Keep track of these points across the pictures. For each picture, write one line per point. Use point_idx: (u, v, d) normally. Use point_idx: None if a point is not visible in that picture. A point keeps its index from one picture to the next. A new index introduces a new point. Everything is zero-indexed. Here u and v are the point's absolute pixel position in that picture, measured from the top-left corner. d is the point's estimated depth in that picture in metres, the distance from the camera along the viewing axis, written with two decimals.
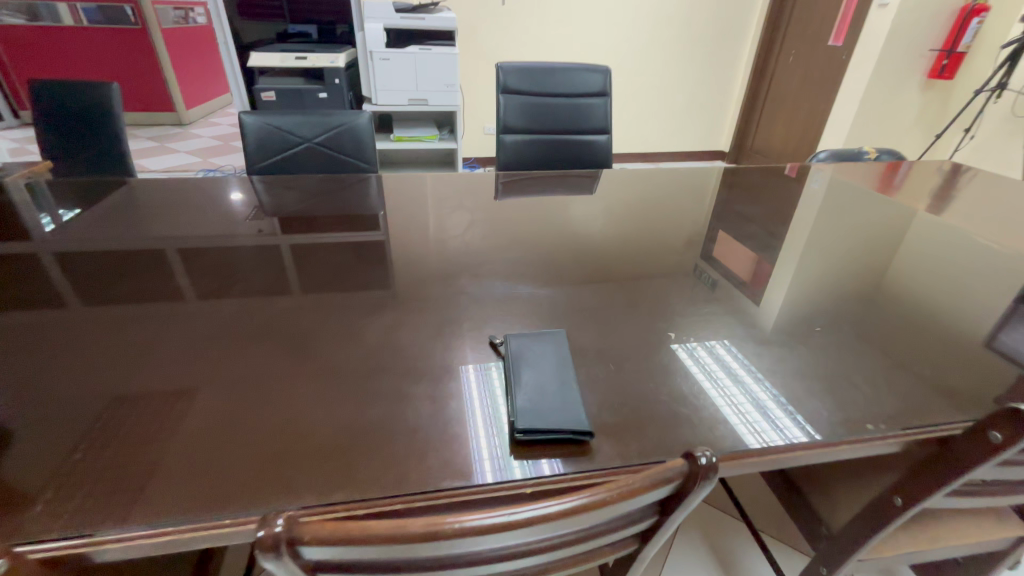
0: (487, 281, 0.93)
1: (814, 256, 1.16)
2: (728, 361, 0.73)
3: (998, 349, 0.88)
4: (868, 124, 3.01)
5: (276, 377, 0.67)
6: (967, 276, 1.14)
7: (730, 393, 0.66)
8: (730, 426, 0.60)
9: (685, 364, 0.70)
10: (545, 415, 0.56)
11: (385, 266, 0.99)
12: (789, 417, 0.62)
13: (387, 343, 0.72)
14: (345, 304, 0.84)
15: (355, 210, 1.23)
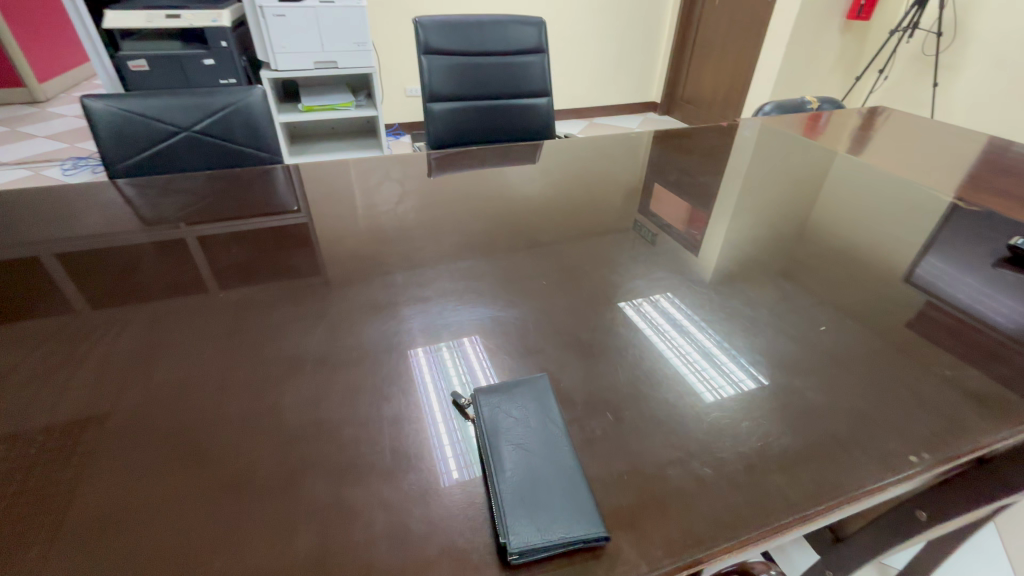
0: (442, 290, 0.75)
1: (788, 211, 1.05)
2: (672, 312, 0.72)
3: (916, 282, 0.83)
4: (794, 68, 3.02)
5: (142, 519, 0.44)
6: (915, 212, 1.06)
7: (678, 342, 0.65)
8: (684, 378, 0.59)
9: (632, 320, 0.70)
10: (546, 518, 0.42)
11: (307, 281, 0.77)
12: (730, 356, 0.63)
13: (317, 416, 0.54)
14: (253, 352, 0.63)
15: (264, 211, 0.98)
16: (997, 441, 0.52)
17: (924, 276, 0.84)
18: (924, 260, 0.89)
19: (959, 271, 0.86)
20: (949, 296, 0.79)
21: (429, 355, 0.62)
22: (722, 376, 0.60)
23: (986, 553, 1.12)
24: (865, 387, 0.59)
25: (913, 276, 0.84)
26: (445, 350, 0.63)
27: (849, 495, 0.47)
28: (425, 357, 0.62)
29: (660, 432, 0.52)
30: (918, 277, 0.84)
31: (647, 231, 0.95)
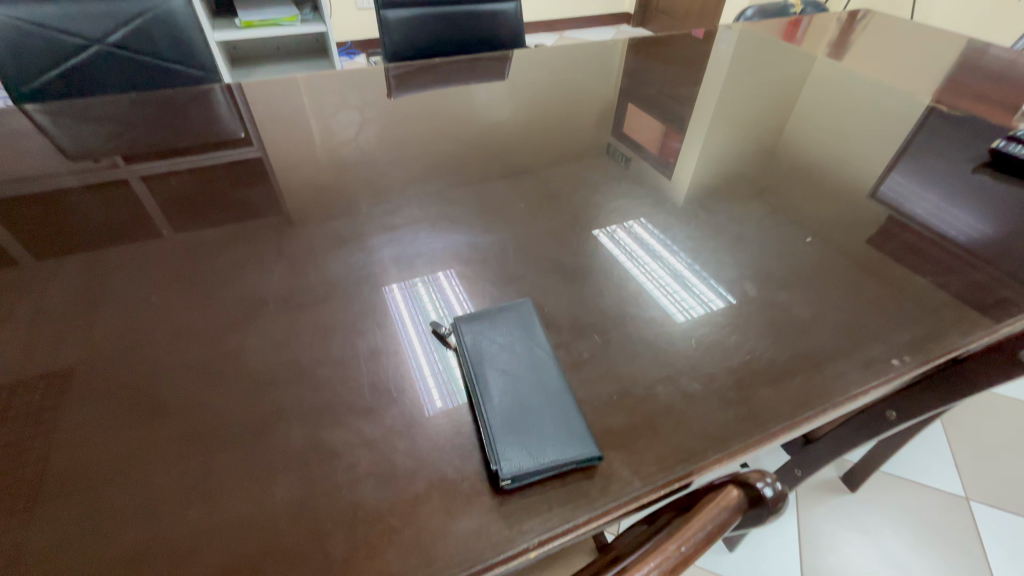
0: (414, 218, 0.69)
1: (771, 122, 1.01)
2: (646, 238, 0.68)
3: (881, 197, 0.80)
4: None
5: (102, 480, 0.41)
6: (893, 117, 1.03)
7: (650, 267, 0.63)
8: (655, 300, 0.57)
9: (605, 246, 0.66)
10: (537, 444, 0.40)
11: (263, 216, 0.70)
12: (700, 276, 0.61)
13: (288, 357, 0.50)
14: (210, 294, 0.57)
15: (206, 137, 0.87)
16: (973, 341, 0.54)
17: (889, 191, 0.82)
18: (890, 171, 0.87)
19: (922, 181, 0.84)
20: (910, 211, 0.77)
21: (405, 291, 0.57)
22: (695, 296, 0.58)
23: (932, 443, 1.22)
24: (849, 298, 0.59)
25: (878, 191, 0.82)
26: (421, 285, 0.58)
27: (833, 403, 0.47)
28: (402, 291, 0.57)
29: (647, 352, 0.51)
30: (883, 192, 0.82)
31: (620, 156, 0.88)
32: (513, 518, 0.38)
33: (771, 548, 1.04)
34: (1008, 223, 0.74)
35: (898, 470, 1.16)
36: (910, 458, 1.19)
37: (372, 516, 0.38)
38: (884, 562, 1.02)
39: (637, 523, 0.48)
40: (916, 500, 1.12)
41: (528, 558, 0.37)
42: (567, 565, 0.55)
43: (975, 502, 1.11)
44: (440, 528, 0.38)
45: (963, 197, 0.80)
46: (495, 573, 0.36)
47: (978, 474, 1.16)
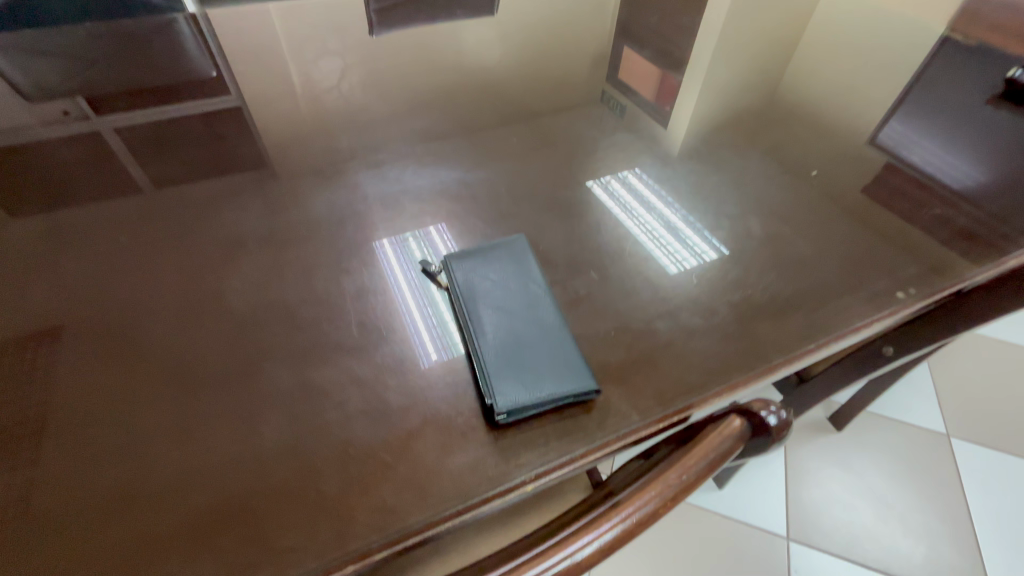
0: (400, 154, 0.65)
1: (778, 50, 0.94)
2: (641, 189, 0.62)
3: (879, 144, 0.75)
4: None
5: (85, 426, 0.39)
6: (905, 48, 0.98)
7: (644, 221, 0.58)
8: (646, 255, 0.53)
9: (598, 197, 0.60)
10: (532, 378, 0.39)
11: (238, 153, 0.65)
12: (696, 230, 0.57)
13: (270, 298, 0.48)
14: (184, 236, 0.54)
15: (174, 63, 0.80)
16: (978, 274, 0.53)
17: (887, 138, 0.76)
18: (891, 117, 0.81)
19: (921, 129, 0.78)
20: (906, 157, 0.72)
21: (397, 243, 0.53)
22: (688, 252, 0.54)
23: (918, 384, 1.25)
24: (852, 233, 0.57)
25: (877, 137, 0.76)
26: (413, 240, 0.53)
27: (836, 334, 0.47)
28: (394, 241, 0.53)
29: (646, 288, 0.49)
30: (881, 138, 0.76)
31: (615, 101, 0.79)
32: (510, 452, 0.37)
33: (758, 484, 1.08)
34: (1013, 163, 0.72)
35: (883, 410, 1.19)
36: (897, 398, 1.22)
37: (364, 452, 0.37)
38: (865, 494, 1.06)
39: (632, 459, 0.48)
40: (898, 437, 1.15)
41: (526, 490, 0.36)
42: (561, 501, 0.55)
43: (955, 439, 1.15)
44: (434, 462, 0.37)
45: (971, 131, 0.78)
46: (492, 506, 0.36)
47: (958, 411, 1.20)
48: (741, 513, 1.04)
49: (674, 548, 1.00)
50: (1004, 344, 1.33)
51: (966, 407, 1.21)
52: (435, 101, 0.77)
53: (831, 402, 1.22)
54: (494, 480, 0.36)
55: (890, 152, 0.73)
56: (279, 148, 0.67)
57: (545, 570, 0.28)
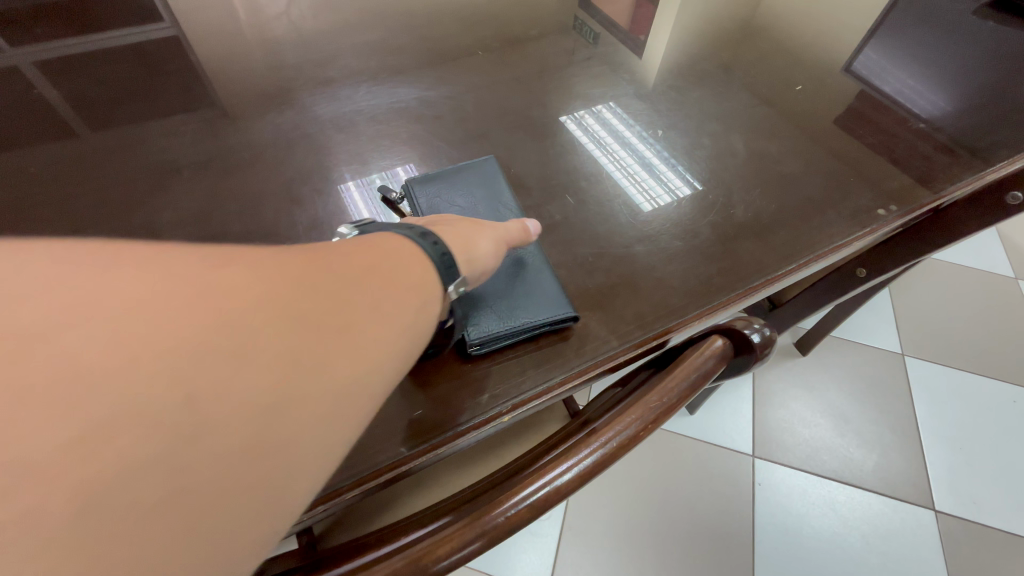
0: (353, 72, 0.59)
1: None
2: (615, 123, 0.57)
3: (854, 72, 0.69)
4: None
5: None
6: None
7: (617, 155, 0.53)
8: (619, 191, 0.49)
9: (570, 131, 0.55)
10: (508, 311, 0.37)
11: (166, 72, 0.57)
12: (670, 165, 0.53)
13: (213, 231, 0.44)
14: (105, 165, 0.48)
15: None
16: (957, 189, 0.53)
17: (863, 65, 0.70)
18: (868, 39, 0.75)
19: (898, 52, 0.73)
20: (880, 86, 0.66)
21: (366, 186, 0.48)
22: (663, 190, 0.50)
23: (878, 307, 1.30)
24: (833, 153, 0.56)
25: (851, 66, 0.70)
26: (381, 182, 0.49)
27: (819, 252, 0.46)
28: (360, 181, 0.49)
29: (622, 211, 0.47)
30: (856, 66, 0.70)
31: (587, 29, 0.69)
32: (483, 384, 0.36)
33: (726, 408, 1.13)
34: (988, 83, 0.69)
35: (844, 333, 1.25)
36: (858, 321, 1.27)
37: None
38: (826, 412, 1.12)
39: (610, 387, 0.47)
40: (859, 358, 1.21)
41: (502, 422, 0.35)
42: (539, 433, 0.55)
43: (909, 357, 1.22)
44: (406, 395, 0.35)
45: (955, 45, 0.75)
46: (468, 439, 0.35)
47: (914, 331, 1.26)
48: (710, 435, 1.09)
49: (647, 469, 1.05)
50: (958, 267, 1.39)
51: (921, 327, 1.27)
52: (390, 10, 0.68)
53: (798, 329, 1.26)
54: (470, 411, 0.34)
55: (862, 80, 0.67)
56: (213, 66, 0.59)
57: (524, 496, 0.27)
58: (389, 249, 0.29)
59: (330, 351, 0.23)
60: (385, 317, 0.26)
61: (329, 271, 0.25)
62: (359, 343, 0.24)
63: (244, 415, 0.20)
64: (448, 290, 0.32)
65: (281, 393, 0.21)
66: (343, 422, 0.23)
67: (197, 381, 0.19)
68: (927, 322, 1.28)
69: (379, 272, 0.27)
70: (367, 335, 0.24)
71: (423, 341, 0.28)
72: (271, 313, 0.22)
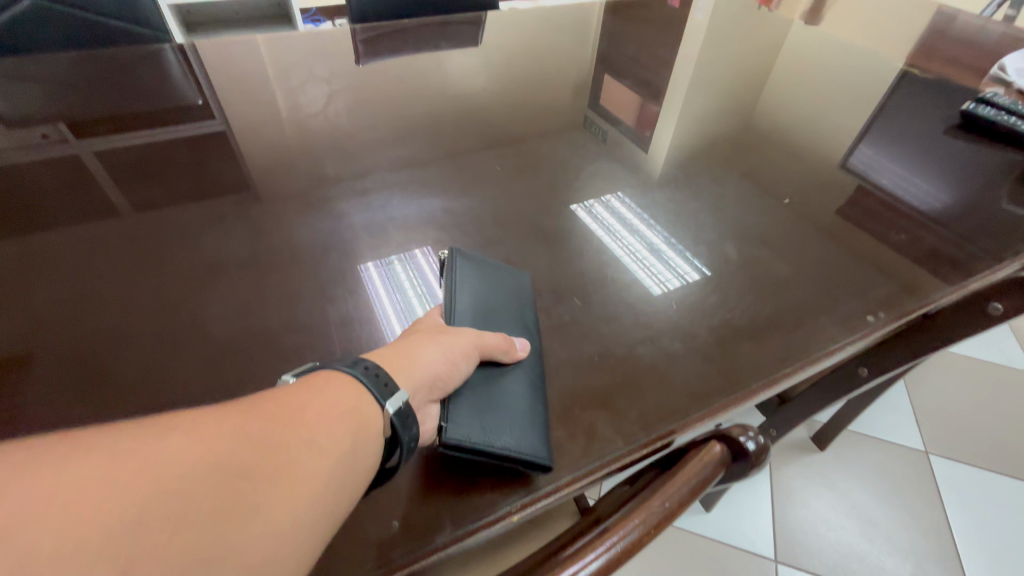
0: (386, 182, 0.67)
1: (751, 84, 0.97)
2: (623, 212, 0.65)
3: (850, 167, 0.78)
4: None
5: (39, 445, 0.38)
6: (870, 77, 1.02)
7: (626, 240, 0.61)
8: (632, 274, 0.56)
9: (582, 220, 0.63)
10: (489, 417, 0.38)
11: (221, 179, 0.65)
12: (673, 249, 0.60)
13: (252, 326, 0.48)
14: (162, 259, 0.54)
15: (160, 92, 0.80)
16: (945, 296, 0.56)
17: (859, 161, 0.79)
18: (861, 140, 0.85)
19: (890, 151, 0.81)
20: (878, 180, 0.75)
21: (382, 269, 0.55)
22: (671, 274, 0.56)
23: (895, 400, 1.28)
24: (822, 260, 0.60)
25: (847, 162, 0.79)
26: (398, 266, 0.56)
27: (813, 356, 0.48)
28: (379, 262, 0.56)
29: (629, 313, 0.51)
30: (853, 162, 0.80)
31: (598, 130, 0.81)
32: (494, 483, 0.37)
33: (744, 505, 1.08)
34: (977, 184, 0.75)
35: (863, 428, 1.22)
36: (876, 415, 1.25)
37: None
38: (850, 513, 1.07)
39: (616, 486, 0.48)
40: (880, 454, 1.17)
41: (511, 521, 0.36)
42: (547, 531, 0.55)
43: (933, 455, 1.17)
44: (418, 491, 0.36)
45: (945, 148, 0.83)
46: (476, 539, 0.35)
47: (936, 427, 1.23)
48: (728, 535, 1.04)
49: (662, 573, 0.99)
50: (974, 361, 1.38)
51: (943, 423, 1.24)
52: (423, 127, 0.78)
53: (812, 421, 1.24)
54: (480, 508, 0.36)
55: (859, 176, 0.76)
56: (265, 175, 0.67)
57: None
58: (320, 388, 0.32)
59: (273, 491, 0.26)
60: (326, 454, 0.29)
61: (277, 416, 0.29)
62: (299, 482, 0.27)
63: (195, 561, 0.23)
64: (385, 408, 0.33)
65: (229, 534, 0.24)
66: (292, 552, 0.26)
67: (151, 536, 0.22)
68: (949, 418, 1.25)
69: (320, 408, 0.31)
70: (308, 472, 0.28)
71: (369, 463, 0.32)
72: (215, 467, 0.25)
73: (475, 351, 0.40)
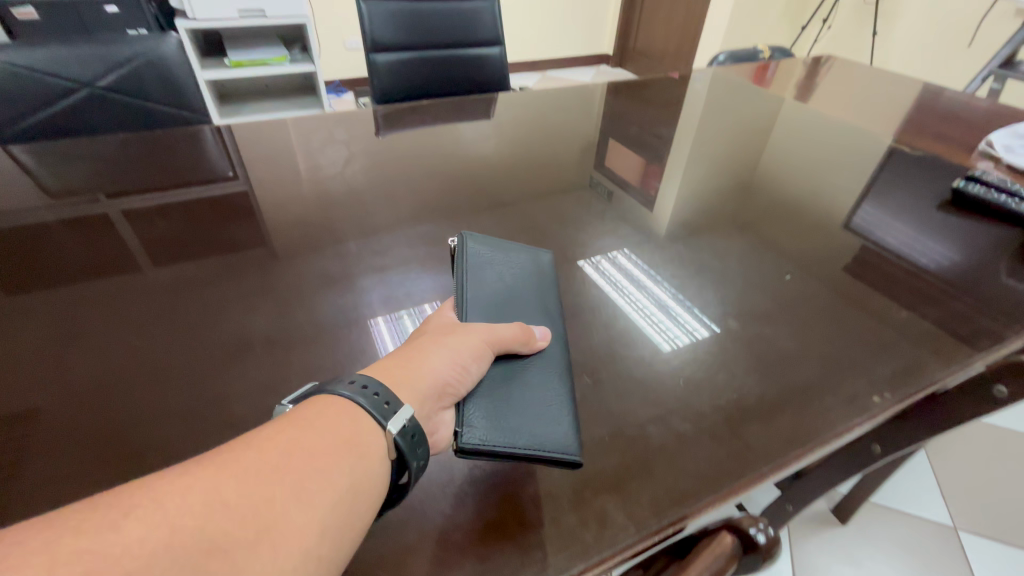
0: (404, 257, 0.71)
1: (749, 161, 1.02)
2: (630, 268, 0.71)
3: (855, 226, 0.83)
4: (732, 28, 3.08)
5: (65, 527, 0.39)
6: (863, 153, 1.08)
7: (634, 296, 0.66)
8: (641, 329, 0.60)
9: (591, 275, 0.69)
10: (501, 419, 0.43)
11: (240, 245, 0.71)
12: (678, 301, 0.66)
13: (273, 404, 0.50)
14: (193, 335, 0.57)
15: (198, 172, 0.86)
16: (952, 376, 0.57)
17: (864, 220, 0.84)
18: (862, 201, 0.90)
19: (893, 212, 0.86)
20: (882, 238, 0.79)
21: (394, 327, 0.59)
22: (679, 324, 0.62)
23: (917, 471, 1.24)
24: (826, 337, 0.61)
25: (852, 221, 0.84)
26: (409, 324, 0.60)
27: (823, 439, 0.49)
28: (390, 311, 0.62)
29: (639, 391, 0.52)
30: (857, 221, 0.85)
31: (602, 188, 0.91)
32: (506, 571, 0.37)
33: None
34: (982, 247, 0.78)
35: (886, 501, 1.17)
36: (898, 486, 1.20)
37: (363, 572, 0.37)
38: None
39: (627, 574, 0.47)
40: (907, 530, 1.12)
41: None
42: None
43: (963, 531, 1.12)
44: None
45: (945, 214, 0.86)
46: None
47: (964, 501, 1.17)
48: None
49: None
50: (996, 429, 1.34)
51: (969, 496, 1.19)
52: (439, 203, 0.83)
53: (832, 492, 1.19)
54: None
55: (863, 233, 0.81)
56: (290, 250, 0.71)
57: None
58: (317, 426, 0.36)
59: (260, 552, 0.29)
60: (324, 490, 0.33)
61: (277, 459, 0.33)
62: (287, 538, 0.30)
63: None
64: (387, 427, 0.38)
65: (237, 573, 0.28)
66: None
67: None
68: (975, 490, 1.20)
69: (315, 445, 0.35)
70: (305, 511, 0.32)
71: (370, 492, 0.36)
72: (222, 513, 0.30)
73: (482, 347, 0.45)
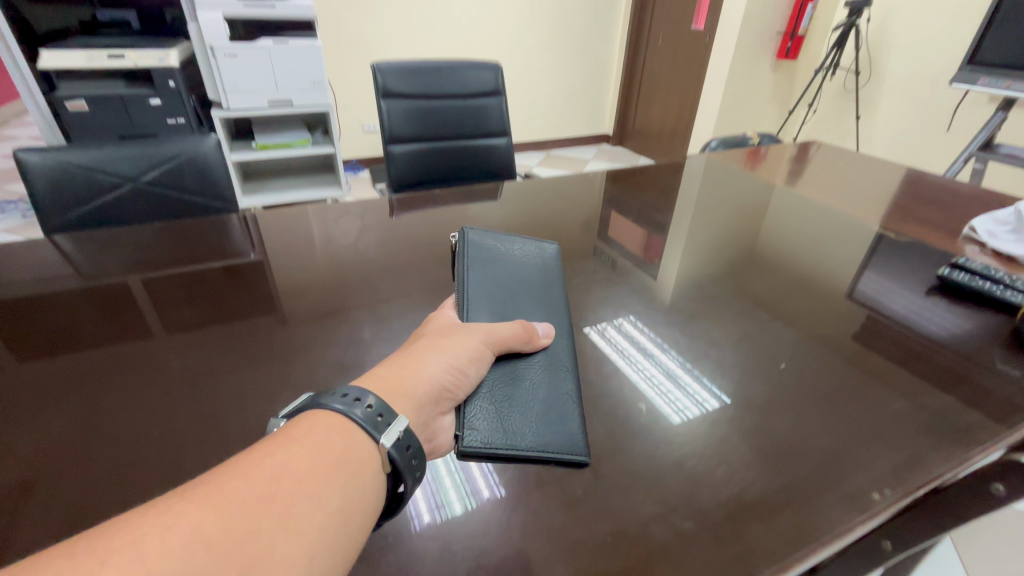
0: None
1: (742, 246, 1.08)
2: (636, 335, 0.78)
3: (860, 294, 0.91)
4: (724, 112, 3.30)
5: None
6: (851, 238, 1.13)
7: (641, 364, 0.72)
8: (651, 398, 0.65)
9: (599, 342, 0.76)
10: (498, 426, 0.52)
11: (249, 317, 0.76)
12: (683, 367, 0.72)
13: None
14: (211, 425, 0.58)
15: (225, 259, 0.91)
16: (951, 471, 0.57)
17: (866, 289, 0.93)
18: (863, 272, 0.99)
19: (891, 282, 0.95)
20: (891, 307, 0.87)
21: None
22: (687, 394, 0.67)
23: (944, 562, 1.17)
24: (824, 428, 0.62)
25: (857, 289, 0.93)
26: None
27: (824, 539, 0.49)
28: None
29: (641, 486, 0.53)
30: (861, 290, 0.93)
31: (608, 258, 1.00)
32: None
33: None
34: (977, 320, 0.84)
35: None
36: None
37: None
38: None
39: None
40: None
41: None
42: None
43: None
44: None
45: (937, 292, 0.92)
46: None
47: None
48: None
49: None
50: None
51: None
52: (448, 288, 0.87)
53: None
54: None
55: (866, 301, 0.89)
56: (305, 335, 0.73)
57: None
58: (310, 444, 0.41)
59: (274, 549, 0.34)
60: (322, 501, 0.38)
61: (276, 477, 0.38)
62: (294, 540, 0.35)
63: None
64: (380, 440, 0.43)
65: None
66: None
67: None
68: None
69: (310, 457, 0.40)
70: (306, 519, 0.37)
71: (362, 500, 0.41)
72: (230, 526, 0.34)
73: (476, 349, 0.55)
